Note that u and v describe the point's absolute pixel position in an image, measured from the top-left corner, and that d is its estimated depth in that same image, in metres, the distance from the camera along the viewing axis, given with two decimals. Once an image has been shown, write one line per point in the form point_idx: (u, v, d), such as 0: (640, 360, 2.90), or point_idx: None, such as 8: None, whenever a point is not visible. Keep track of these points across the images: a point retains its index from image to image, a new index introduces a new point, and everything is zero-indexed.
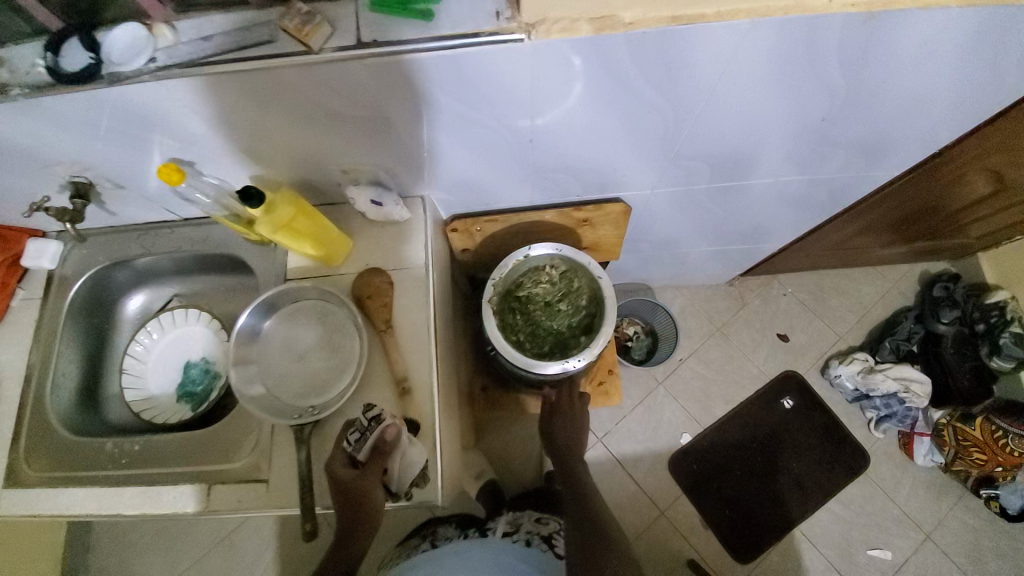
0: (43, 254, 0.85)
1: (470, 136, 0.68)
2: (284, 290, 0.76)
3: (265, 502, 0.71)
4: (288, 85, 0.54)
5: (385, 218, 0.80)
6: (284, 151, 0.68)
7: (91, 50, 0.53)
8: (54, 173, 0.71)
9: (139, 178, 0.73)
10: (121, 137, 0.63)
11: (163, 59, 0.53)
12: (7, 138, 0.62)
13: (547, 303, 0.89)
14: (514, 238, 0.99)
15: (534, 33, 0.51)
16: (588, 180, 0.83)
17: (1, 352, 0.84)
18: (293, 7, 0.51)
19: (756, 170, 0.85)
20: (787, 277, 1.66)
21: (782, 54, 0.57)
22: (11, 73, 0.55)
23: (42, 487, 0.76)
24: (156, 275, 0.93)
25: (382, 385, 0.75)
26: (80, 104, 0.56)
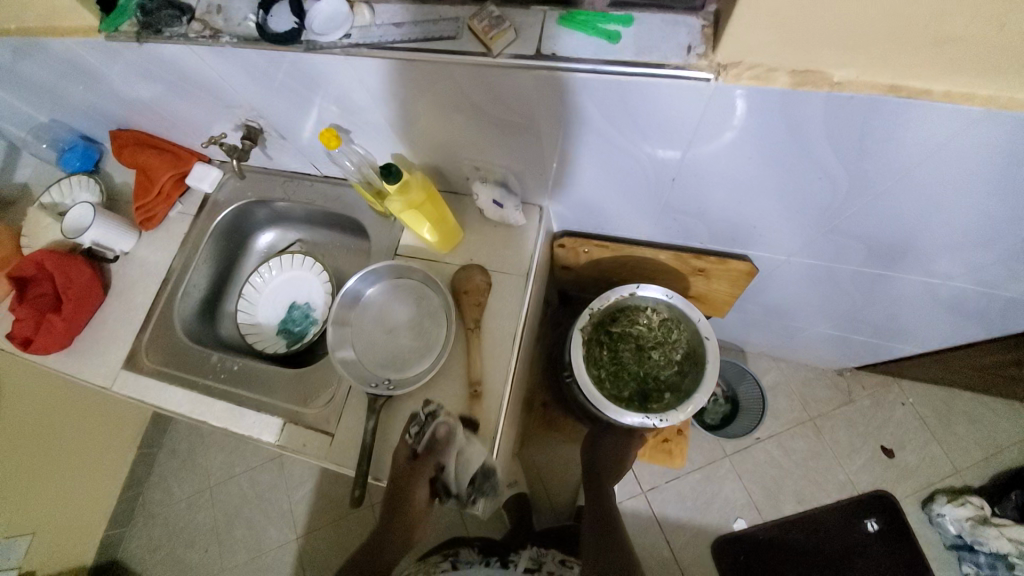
0: (205, 177, 0.96)
1: (612, 161, 0.66)
2: (394, 266, 0.80)
3: (325, 454, 0.76)
4: (454, 80, 0.56)
5: (500, 220, 0.80)
6: (428, 137, 0.70)
7: (297, 16, 0.57)
8: (234, 114, 0.79)
9: (298, 133, 0.80)
10: (296, 96, 0.69)
11: (355, 37, 0.55)
12: (209, 76, 0.70)
13: (638, 346, 0.84)
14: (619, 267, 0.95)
15: (722, 74, 0.46)
16: (718, 231, 0.77)
17: (150, 253, 0.95)
18: (485, 8, 0.52)
19: (922, 267, 0.73)
20: (911, 385, 1.43)
21: (1017, 152, 0.47)
22: (224, 22, 0.61)
23: (152, 377, 0.86)
24: (289, 219, 1.03)
25: (455, 380, 0.75)
26: (273, 62, 0.61)
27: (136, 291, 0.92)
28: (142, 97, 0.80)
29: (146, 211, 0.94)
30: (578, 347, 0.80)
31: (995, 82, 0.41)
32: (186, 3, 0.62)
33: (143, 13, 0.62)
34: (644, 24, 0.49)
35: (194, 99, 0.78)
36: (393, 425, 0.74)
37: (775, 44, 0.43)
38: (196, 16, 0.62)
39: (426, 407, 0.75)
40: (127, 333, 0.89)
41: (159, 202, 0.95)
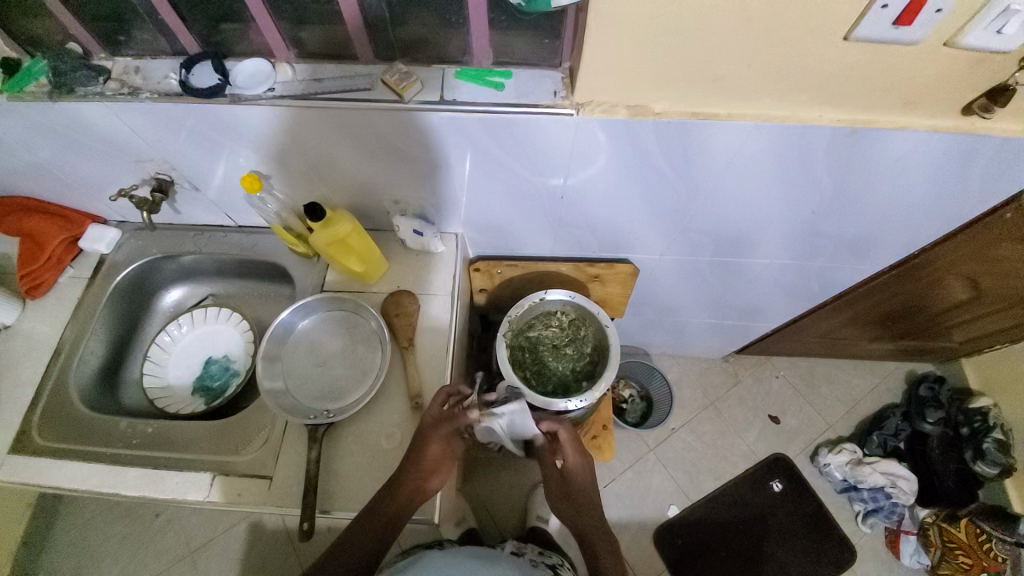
0: (102, 238, 0.93)
1: (511, 188, 0.79)
2: (322, 299, 0.83)
3: (264, 499, 0.73)
4: (371, 124, 0.65)
5: (421, 247, 0.88)
6: (348, 178, 0.78)
7: (220, 73, 0.64)
8: (142, 168, 0.81)
9: (214, 184, 0.83)
10: (215, 147, 0.74)
11: (278, 89, 0.64)
12: (118, 132, 0.72)
13: (554, 346, 0.96)
14: (529, 283, 1.06)
15: (581, 109, 0.62)
16: (604, 239, 0.93)
17: (39, 324, 0.88)
18: (394, 66, 0.63)
19: (755, 250, 0.95)
20: (781, 360, 1.72)
21: (781, 154, 0.68)
22: (143, 79, 0.66)
23: (47, 458, 0.78)
24: (199, 274, 1.01)
25: (395, 398, 0.80)
26: (195, 115, 0.67)
27: (24, 365, 0.85)
28: (36, 157, 0.79)
29: (31, 277, 0.88)
30: (503, 352, 0.90)
31: (753, 106, 0.62)
32: (102, 65, 0.67)
33: (54, 74, 0.66)
34: (521, 76, 0.64)
35: (97, 156, 0.78)
36: (337, 452, 0.76)
37: (612, 86, 0.60)
38: (113, 76, 0.67)
39: (369, 430, 0.77)
40: (15, 412, 0.81)
41: (49, 266, 0.90)
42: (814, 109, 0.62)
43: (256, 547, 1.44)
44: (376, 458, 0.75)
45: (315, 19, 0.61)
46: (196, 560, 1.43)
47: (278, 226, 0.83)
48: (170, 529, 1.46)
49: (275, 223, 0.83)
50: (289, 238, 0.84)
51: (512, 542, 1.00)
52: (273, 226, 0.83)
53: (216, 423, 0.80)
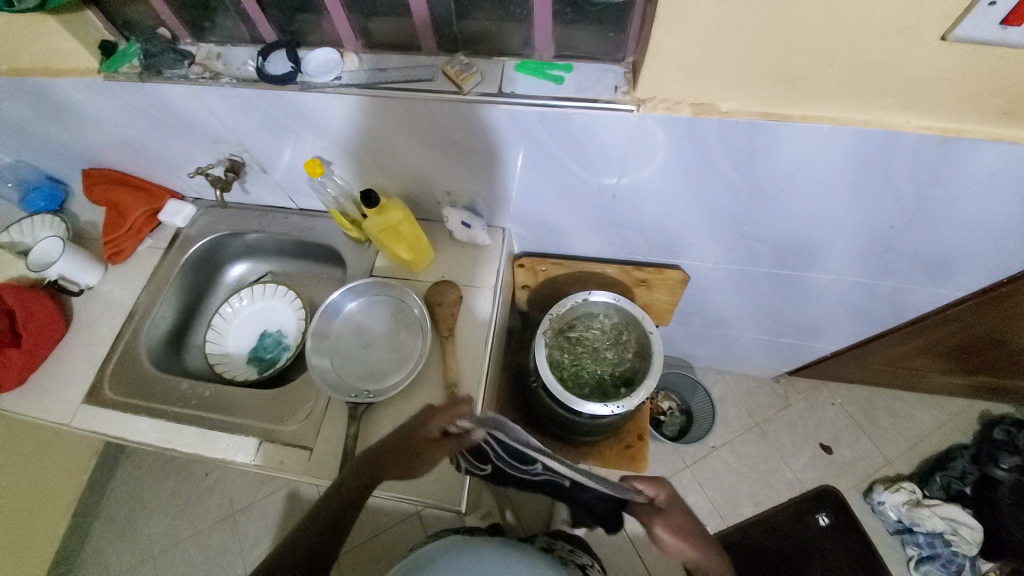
0: (179, 213, 1.00)
1: (562, 186, 0.78)
2: (371, 284, 0.86)
3: (303, 469, 0.76)
4: (429, 113, 0.66)
5: (468, 239, 0.89)
6: (404, 166, 0.80)
7: (292, 62, 0.67)
8: (218, 149, 0.86)
9: (280, 167, 0.87)
10: (284, 131, 0.77)
11: (345, 78, 0.66)
12: (199, 114, 0.78)
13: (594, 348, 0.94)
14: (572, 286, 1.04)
15: (641, 106, 0.60)
16: (655, 243, 0.90)
17: (119, 287, 0.97)
18: (456, 57, 0.64)
19: (818, 265, 0.89)
20: (837, 386, 1.60)
21: (857, 162, 0.63)
22: (223, 65, 0.71)
23: (119, 409, 0.85)
24: (261, 251, 1.06)
25: (433, 386, 0.81)
26: (267, 100, 0.70)
27: (103, 323, 0.93)
28: (124, 133, 0.86)
29: (114, 245, 0.96)
30: (542, 349, 0.90)
31: (830, 108, 0.58)
32: (187, 51, 0.72)
33: (146, 56, 0.71)
34: (581, 70, 0.63)
35: (180, 136, 0.84)
36: (373, 433, 0.78)
37: (676, 83, 0.58)
38: (197, 60, 0.72)
39: (407, 415, 0.79)
40: (94, 365, 0.89)
41: (131, 235, 0.98)
42: (899, 114, 0.57)
43: (291, 518, 1.51)
44: None
45: (385, 11, 0.63)
46: (236, 522, 1.52)
47: (336, 209, 0.86)
48: (216, 491, 1.56)
49: (333, 207, 0.86)
50: (344, 222, 0.87)
51: (543, 539, 1.03)
52: (330, 209, 0.86)
53: (265, 393, 0.85)
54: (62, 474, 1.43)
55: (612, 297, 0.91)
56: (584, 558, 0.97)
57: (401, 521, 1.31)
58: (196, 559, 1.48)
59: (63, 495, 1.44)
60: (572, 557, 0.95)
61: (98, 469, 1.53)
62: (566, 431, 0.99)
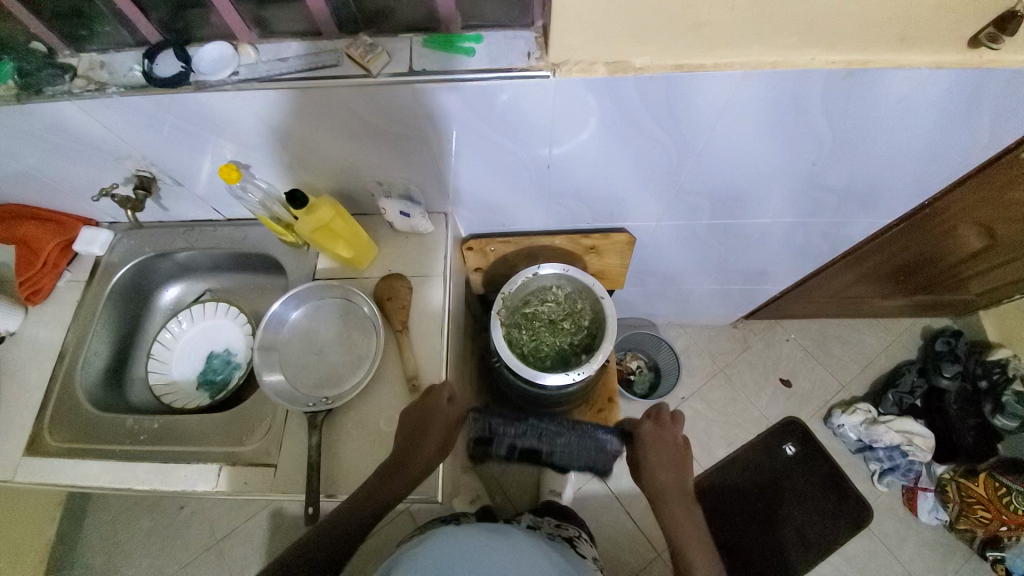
0: (95, 241, 0.93)
1: (496, 163, 0.77)
2: (313, 288, 0.83)
3: (269, 486, 0.74)
4: (342, 101, 0.63)
5: (410, 229, 0.86)
6: (328, 161, 0.76)
7: (183, 61, 0.62)
8: (124, 166, 0.80)
9: (195, 177, 0.82)
10: (192, 139, 0.72)
11: (244, 73, 0.62)
12: (92, 131, 0.71)
13: (551, 320, 0.95)
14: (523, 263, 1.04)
15: (557, 70, 0.59)
16: (598, 208, 0.90)
17: (42, 329, 0.90)
18: (359, 38, 0.60)
19: (755, 210, 0.92)
20: (791, 323, 1.68)
21: (773, 103, 0.64)
22: (109, 74, 0.65)
23: (62, 457, 0.80)
24: (194, 269, 1.01)
25: (392, 382, 0.79)
26: (164, 107, 0.65)
27: (30, 370, 0.86)
28: (14, 162, 0.79)
29: (30, 284, 0.89)
30: (499, 330, 0.90)
31: (742, 52, 0.58)
32: (66, 63, 0.65)
33: (20, 75, 0.64)
34: (492, 39, 0.61)
35: (77, 158, 0.77)
36: (337, 439, 0.76)
37: (588, 43, 0.56)
38: (79, 72, 0.65)
39: (369, 415, 0.78)
40: (27, 415, 0.83)
41: (46, 271, 0.90)
42: (808, 52, 0.58)
43: (278, 534, 1.49)
44: (377, 442, 0.76)
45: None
46: (221, 548, 1.48)
47: (265, 217, 0.82)
48: (194, 521, 1.52)
49: (263, 215, 0.82)
50: (277, 228, 0.83)
51: (532, 516, 1.05)
52: (260, 217, 0.82)
53: (219, 415, 0.81)
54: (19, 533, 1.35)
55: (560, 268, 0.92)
56: (572, 529, 1.00)
57: (389, 517, 1.31)
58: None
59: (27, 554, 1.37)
60: (559, 531, 0.98)
61: (60, 521, 1.46)
62: (535, 404, 1.00)
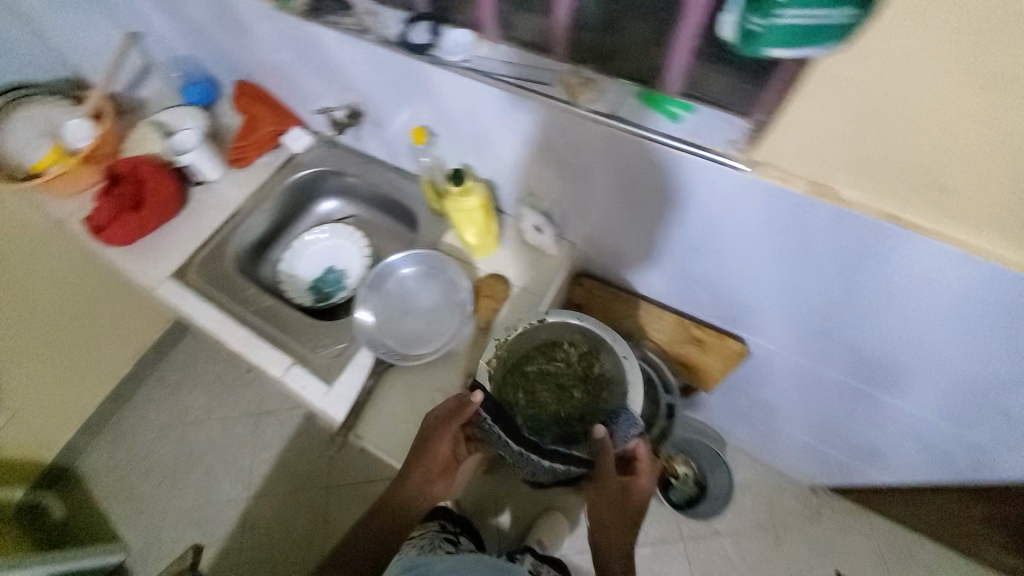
0: (299, 140, 1.12)
1: (666, 229, 0.74)
2: (432, 256, 0.90)
3: (317, 402, 0.82)
4: (537, 116, 0.67)
5: (536, 245, 0.91)
6: (498, 158, 0.82)
7: (433, 35, 0.70)
8: (344, 94, 0.93)
9: (389, 124, 0.93)
10: (404, 97, 0.82)
11: (473, 63, 0.68)
12: (337, 60, 0.84)
13: (560, 384, 0.80)
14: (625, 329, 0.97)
15: (756, 169, 0.56)
16: (724, 306, 0.85)
17: (230, 189, 1.09)
18: (581, 70, 0.64)
19: (901, 391, 0.79)
20: (881, 523, 1.42)
21: (983, 299, 0.55)
22: (373, 22, 0.75)
23: (192, 293, 0.96)
24: (352, 194, 1.15)
25: (457, 368, 0.84)
26: (397, 64, 0.75)
27: (207, 216, 1.06)
28: (276, 60, 0.97)
29: (240, 152, 1.10)
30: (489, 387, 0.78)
31: (983, 230, 0.49)
32: (347, 1, 0.77)
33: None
34: (703, 112, 0.60)
35: (317, 74, 0.92)
36: (389, 395, 0.83)
37: None
38: (352, 12, 0.77)
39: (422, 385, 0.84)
40: (188, 250, 1.02)
41: (254, 147, 1.10)
42: None
43: (305, 432, 1.71)
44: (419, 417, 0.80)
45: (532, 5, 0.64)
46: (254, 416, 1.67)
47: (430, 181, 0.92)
48: (251, 389, 1.79)
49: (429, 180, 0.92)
50: (432, 193, 0.92)
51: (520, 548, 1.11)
52: (426, 180, 0.92)
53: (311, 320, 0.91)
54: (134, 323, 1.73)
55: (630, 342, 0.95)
56: None
57: None
58: (220, 436, 1.73)
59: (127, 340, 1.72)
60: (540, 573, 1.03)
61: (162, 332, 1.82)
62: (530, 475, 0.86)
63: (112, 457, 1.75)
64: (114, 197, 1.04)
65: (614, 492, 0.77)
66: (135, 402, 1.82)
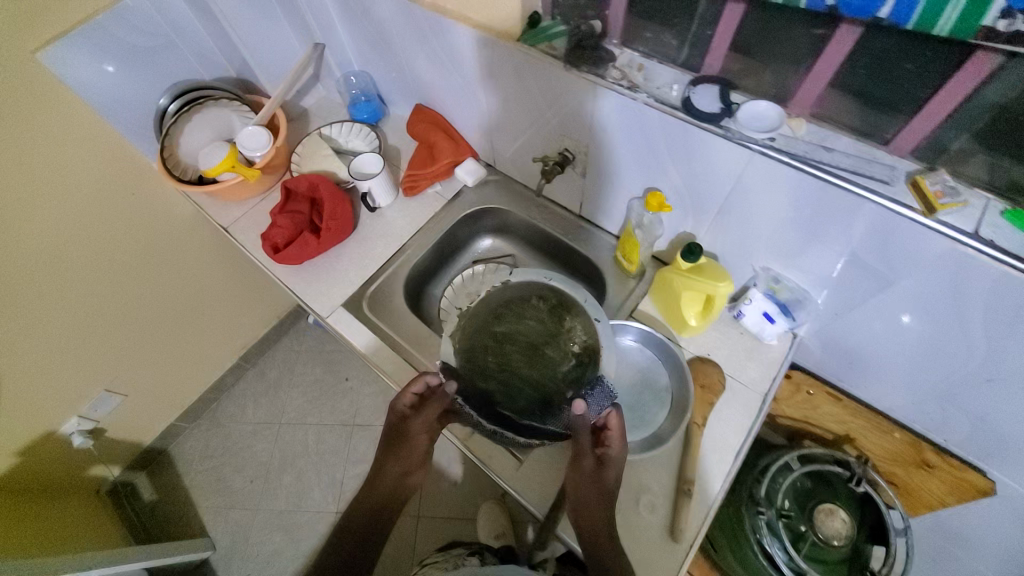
0: (471, 172, 1.07)
1: (961, 352, 0.66)
2: (641, 331, 0.83)
3: (507, 476, 0.81)
4: (852, 214, 0.60)
5: (755, 332, 0.84)
6: (751, 239, 0.74)
7: (727, 104, 0.63)
8: (559, 140, 0.86)
9: (603, 179, 0.86)
10: (648, 161, 0.75)
11: (780, 142, 0.61)
12: (572, 110, 0.77)
13: (532, 345, 0.76)
14: (833, 436, 0.94)
15: None
16: (985, 434, 0.75)
17: (401, 218, 1.06)
18: (939, 174, 0.55)
19: None
20: None
21: None
22: (644, 79, 0.67)
23: (366, 328, 0.94)
24: (521, 237, 1.09)
25: (662, 465, 0.76)
26: (666, 130, 0.67)
27: (379, 245, 1.03)
28: (483, 96, 0.91)
29: (413, 179, 1.05)
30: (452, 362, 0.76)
31: None
32: (610, 52, 0.70)
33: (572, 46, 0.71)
34: None
35: (533, 117, 0.85)
36: None
37: None
38: (617, 65, 0.69)
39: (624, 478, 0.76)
40: (360, 278, 1.00)
41: (428, 175, 1.05)
42: None
43: None
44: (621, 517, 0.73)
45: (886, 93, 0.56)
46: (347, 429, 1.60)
47: (636, 236, 0.85)
48: (348, 399, 1.79)
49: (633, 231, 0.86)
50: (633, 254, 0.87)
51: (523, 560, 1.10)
52: (628, 228, 0.85)
53: None
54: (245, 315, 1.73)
55: (858, 462, 0.89)
56: None
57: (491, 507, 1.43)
58: (315, 441, 1.72)
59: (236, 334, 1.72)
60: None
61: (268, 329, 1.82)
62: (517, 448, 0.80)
63: (205, 447, 1.74)
64: (290, 217, 0.99)
65: (589, 464, 0.70)
66: (230, 394, 1.82)
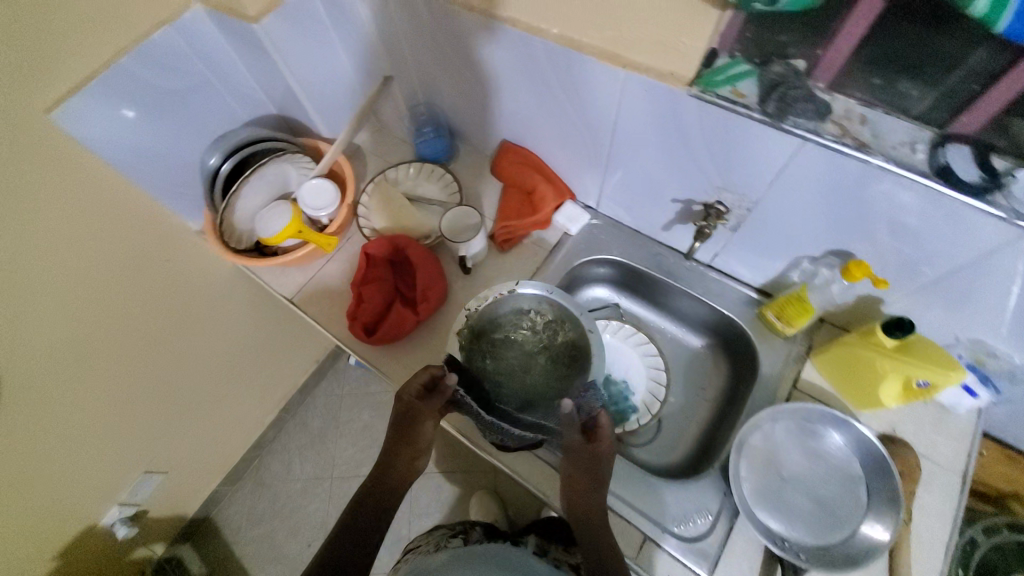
0: (576, 220, 0.93)
1: None
2: (828, 415, 0.71)
3: None
4: None
5: (944, 402, 0.74)
6: (970, 311, 0.64)
7: (991, 173, 0.52)
8: (714, 192, 0.72)
9: (766, 235, 0.74)
10: (847, 223, 0.64)
11: None
12: (753, 164, 0.64)
13: (523, 353, 0.76)
14: None
15: None
16: None
17: (498, 277, 0.92)
18: None
19: None
20: None
21: None
22: (872, 135, 0.56)
23: None
24: (631, 288, 0.97)
25: (871, 569, 0.66)
26: (901, 196, 0.56)
27: None
28: (610, 139, 0.77)
29: (508, 232, 0.91)
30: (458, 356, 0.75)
31: None
32: (824, 101, 0.58)
33: (778, 95, 0.58)
34: None
35: (683, 164, 0.72)
36: None
37: None
38: (833, 117, 0.57)
39: None
40: None
41: (524, 227, 0.91)
42: None
43: None
44: None
45: None
46: None
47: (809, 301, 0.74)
48: None
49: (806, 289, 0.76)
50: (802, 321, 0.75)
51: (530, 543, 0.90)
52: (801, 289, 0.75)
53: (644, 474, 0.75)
54: (282, 366, 1.56)
55: None
56: None
57: None
58: None
59: (273, 391, 1.58)
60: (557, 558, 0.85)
61: (306, 375, 1.68)
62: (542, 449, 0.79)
63: (252, 511, 1.59)
64: (375, 286, 0.86)
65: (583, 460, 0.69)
66: (271, 449, 1.67)
